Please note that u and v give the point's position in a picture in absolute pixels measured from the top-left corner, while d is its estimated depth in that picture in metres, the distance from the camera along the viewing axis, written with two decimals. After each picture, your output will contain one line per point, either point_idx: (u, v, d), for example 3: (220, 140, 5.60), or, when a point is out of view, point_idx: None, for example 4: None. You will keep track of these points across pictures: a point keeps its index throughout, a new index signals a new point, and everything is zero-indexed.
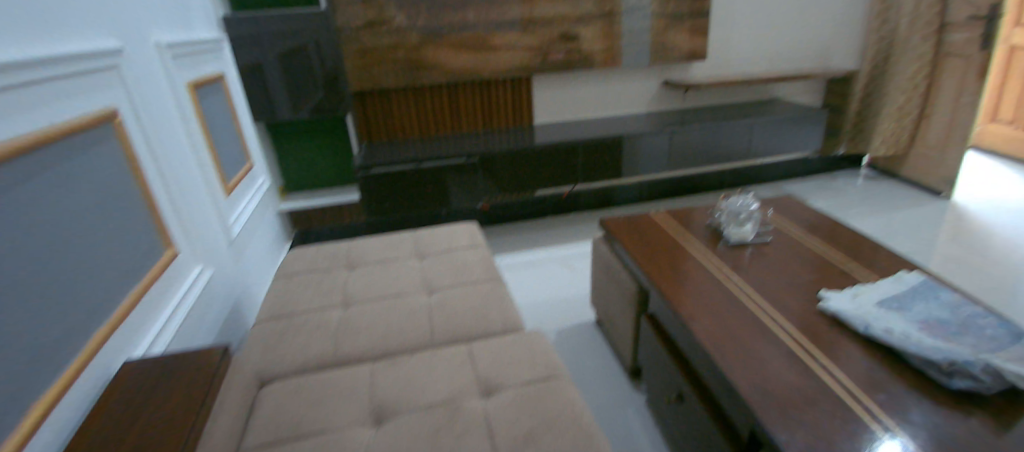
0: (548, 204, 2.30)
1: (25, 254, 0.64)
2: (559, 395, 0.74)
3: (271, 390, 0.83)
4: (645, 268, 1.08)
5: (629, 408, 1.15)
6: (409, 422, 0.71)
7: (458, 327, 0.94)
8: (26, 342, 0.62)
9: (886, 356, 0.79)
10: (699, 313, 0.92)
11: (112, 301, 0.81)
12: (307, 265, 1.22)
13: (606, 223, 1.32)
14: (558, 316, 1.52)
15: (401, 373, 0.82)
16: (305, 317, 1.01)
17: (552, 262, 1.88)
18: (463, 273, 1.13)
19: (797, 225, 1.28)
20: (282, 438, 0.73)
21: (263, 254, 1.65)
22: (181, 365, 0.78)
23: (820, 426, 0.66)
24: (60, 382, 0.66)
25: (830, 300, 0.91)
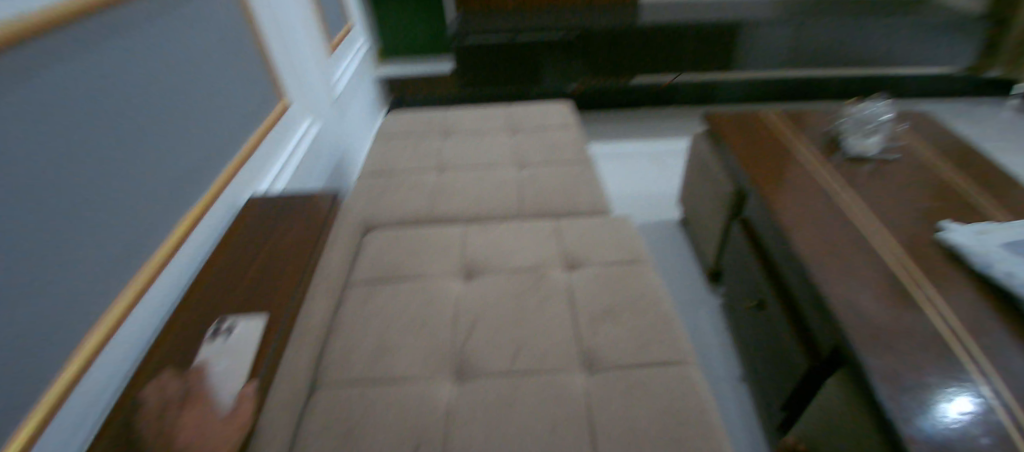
0: (644, 94, 2.14)
1: (157, 84, 0.69)
2: (640, 277, 0.81)
3: (374, 237, 0.94)
4: (747, 170, 0.99)
5: (702, 309, 1.17)
6: (498, 279, 0.81)
7: (545, 202, 1.03)
8: (170, 163, 0.71)
9: (1003, 304, 0.65)
10: (800, 222, 0.84)
11: (238, 140, 0.89)
12: (405, 129, 1.34)
13: (709, 118, 1.22)
14: (642, 209, 1.55)
15: (491, 236, 0.92)
16: (403, 178, 1.13)
17: (642, 156, 1.83)
18: (554, 152, 1.19)
19: (941, 143, 1.04)
20: (382, 279, 0.84)
21: (363, 118, 1.74)
22: (295, 205, 0.87)
23: (913, 356, 0.60)
24: (202, 201, 0.77)
25: (950, 232, 0.76)
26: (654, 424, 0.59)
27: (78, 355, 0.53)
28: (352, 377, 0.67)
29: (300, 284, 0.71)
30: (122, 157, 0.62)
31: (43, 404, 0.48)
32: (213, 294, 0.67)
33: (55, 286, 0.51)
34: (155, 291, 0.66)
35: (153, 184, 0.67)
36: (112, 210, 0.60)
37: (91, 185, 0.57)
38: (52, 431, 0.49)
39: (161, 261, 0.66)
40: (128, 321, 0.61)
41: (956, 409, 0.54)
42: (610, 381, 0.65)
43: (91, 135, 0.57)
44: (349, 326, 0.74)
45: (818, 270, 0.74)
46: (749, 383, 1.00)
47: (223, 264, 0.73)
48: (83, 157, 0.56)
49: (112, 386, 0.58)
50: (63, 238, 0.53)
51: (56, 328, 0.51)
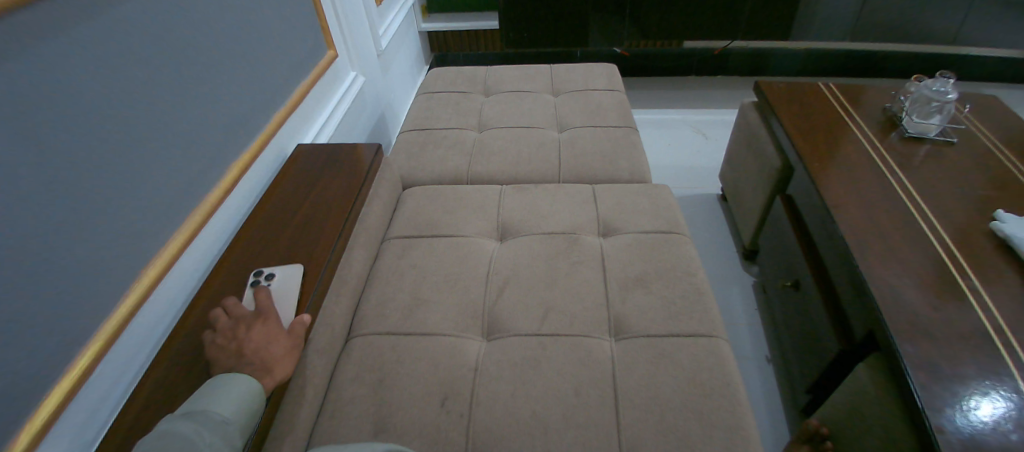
0: (695, 60, 2.04)
1: (210, 31, 0.70)
2: (676, 248, 0.81)
3: (413, 192, 0.99)
4: (797, 145, 0.95)
5: (736, 286, 1.16)
6: (533, 240, 0.84)
7: (584, 166, 1.03)
8: (222, 109, 0.74)
9: None
10: (848, 202, 0.81)
11: (288, 88, 0.91)
12: (448, 85, 1.34)
13: (762, 87, 1.16)
14: (684, 181, 1.52)
15: (527, 198, 0.93)
16: (444, 134, 1.14)
17: (686, 125, 1.77)
18: (596, 116, 1.17)
19: (1015, 128, 0.95)
20: (418, 234, 0.87)
21: (406, 73, 1.74)
22: (338, 157, 0.89)
23: (950, 347, 0.58)
24: (253, 146, 0.80)
25: (1007, 223, 0.70)
26: (673, 394, 0.61)
27: (140, 282, 0.59)
28: (387, 327, 0.71)
29: (343, 232, 0.74)
30: (177, 102, 0.65)
31: (110, 323, 0.54)
32: (264, 235, 0.72)
33: (118, 220, 0.56)
34: (209, 229, 0.71)
35: (207, 129, 0.70)
36: (170, 152, 0.64)
37: (151, 128, 0.60)
38: (119, 345, 0.56)
39: (214, 202, 0.71)
40: (185, 255, 0.66)
41: (987, 404, 0.53)
42: (634, 347, 0.67)
43: (149, 80, 0.60)
44: (385, 278, 0.79)
45: (861, 254, 0.71)
46: (776, 362, 0.99)
47: (273, 207, 0.77)
48: (143, 100, 0.59)
49: (171, 312, 0.64)
50: (125, 177, 0.57)
51: (119, 257, 0.57)
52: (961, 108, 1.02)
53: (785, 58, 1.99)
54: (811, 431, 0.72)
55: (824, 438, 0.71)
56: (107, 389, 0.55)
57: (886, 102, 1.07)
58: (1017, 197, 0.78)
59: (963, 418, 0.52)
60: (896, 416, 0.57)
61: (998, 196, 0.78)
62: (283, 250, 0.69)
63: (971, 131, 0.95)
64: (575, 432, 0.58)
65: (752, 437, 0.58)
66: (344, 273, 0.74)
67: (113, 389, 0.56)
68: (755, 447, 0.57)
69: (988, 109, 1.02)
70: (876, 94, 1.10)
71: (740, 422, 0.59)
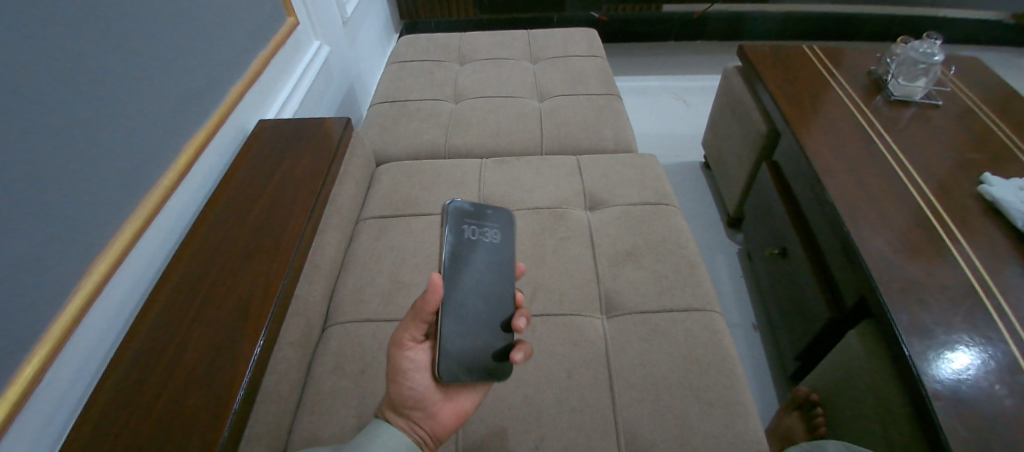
0: (675, 25, 1.98)
1: None
2: (665, 220, 0.78)
3: (388, 169, 0.93)
4: (784, 109, 0.93)
5: (720, 255, 1.16)
6: (517, 216, 0.80)
7: (568, 136, 0.99)
8: (172, 80, 0.65)
9: None
10: (838, 167, 0.79)
11: (246, 58, 0.82)
12: (420, 54, 1.26)
13: (745, 51, 1.13)
14: (665, 150, 1.49)
15: (508, 172, 0.88)
16: (418, 105, 1.07)
17: (666, 92, 1.74)
18: (578, 84, 1.12)
19: (995, 89, 0.95)
20: (395, 214, 0.82)
21: (375, 42, 1.64)
22: (305, 132, 0.83)
23: (944, 311, 0.58)
24: (211, 122, 0.73)
25: (993, 185, 0.70)
26: (669, 371, 0.60)
27: (88, 279, 0.52)
28: (367, 314, 0.67)
29: (313, 214, 0.69)
30: (117, 73, 0.57)
31: (58, 325, 0.49)
32: (228, 219, 0.66)
33: (57, 210, 0.49)
34: (166, 214, 0.64)
35: (156, 104, 0.63)
36: (114, 131, 0.56)
37: (87, 104, 0.53)
38: (72, 347, 0.50)
39: (169, 186, 0.64)
40: (139, 244, 0.60)
41: (977, 365, 0.52)
42: (627, 324, 0.65)
43: (80, 47, 0.52)
44: (362, 261, 0.74)
45: (853, 220, 0.70)
46: (761, 330, 1.00)
47: (236, 188, 0.71)
48: (74, 72, 0.51)
49: (130, 306, 0.58)
50: (61, 161, 0.50)
51: (61, 252, 0.50)
52: (947, 70, 1.01)
53: (765, 22, 1.96)
54: (802, 398, 0.75)
55: (814, 405, 0.74)
56: (60, 396, 0.49)
57: (871, 64, 1.05)
58: (1001, 158, 0.78)
59: (950, 379, 0.52)
60: (887, 385, 0.58)
61: (982, 158, 0.78)
62: (249, 235, 0.64)
63: (956, 93, 0.94)
64: (570, 416, 0.56)
65: (749, 411, 0.57)
66: (316, 259, 0.69)
67: (68, 395, 0.50)
68: (754, 421, 0.56)
69: (968, 70, 1.01)
70: (861, 56, 1.08)
71: (737, 398, 0.58)
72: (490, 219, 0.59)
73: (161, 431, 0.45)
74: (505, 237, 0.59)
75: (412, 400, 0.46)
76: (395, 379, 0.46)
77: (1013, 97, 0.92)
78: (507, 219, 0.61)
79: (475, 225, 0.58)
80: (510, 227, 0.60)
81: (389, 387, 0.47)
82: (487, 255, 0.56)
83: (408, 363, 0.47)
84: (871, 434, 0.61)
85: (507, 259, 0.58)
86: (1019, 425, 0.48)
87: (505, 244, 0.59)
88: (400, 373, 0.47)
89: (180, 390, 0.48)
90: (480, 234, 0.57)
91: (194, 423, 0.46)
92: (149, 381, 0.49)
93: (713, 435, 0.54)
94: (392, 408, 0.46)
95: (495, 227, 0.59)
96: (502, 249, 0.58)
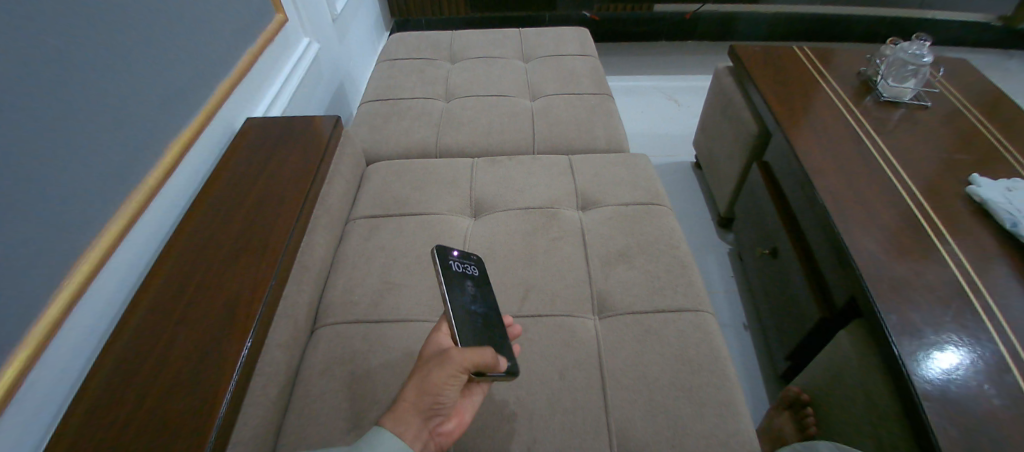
0: (666, 25, 1.99)
1: None
2: (658, 220, 0.78)
3: (378, 168, 0.92)
4: (775, 109, 0.93)
5: (711, 255, 1.16)
6: (508, 216, 0.79)
7: (560, 135, 0.98)
8: (158, 77, 0.64)
9: None
10: (828, 167, 0.79)
11: (233, 55, 0.81)
12: (411, 52, 1.25)
13: (736, 51, 1.13)
14: (657, 149, 1.50)
15: (500, 172, 0.88)
16: (409, 104, 1.06)
17: (658, 92, 1.74)
18: (570, 83, 1.12)
19: (981, 91, 0.96)
20: (386, 214, 0.81)
21: (366, 40, 1.62)
22: (294, 131, 0.81)
23: (933, 310, 0.58)
24: (197, 119, 0.71)
25: (981, 186, 0.71)
26: (662, 372, 0.59)
27: (71, 279, 0.51)
28: (356, 315, 0.66)
29: (302, 213, 0.68)
30: (102, 69, 0.55)
31: (40, 327, 0.47)
32: (215, 219, 0.64)
33: (38, 210, 0.48)
34: (150, 214, 0.63)
35: (141, 101, 0.61)
36: (98, 129, 0.55)
37: (71, 101, 0.51)
38: (54, 350, 0.49)
39: (154, 185, 0.62)
40: (123, 245, 0.58)
41: (966, 365, 0.53)
42: (619, 325, 0.65)
43: (64, 43, 0.50)
44: (351, 262, 0.73)
45: (844, 221, 0.70)
46: (751, 330, 1.01)
47: (223, 187, 0.69)
48: (56, 68, 0.50)
49: (113, 309, 0.56)
50: (42, 160, 0.48)
51: (43, 253, 0.49)
52: (936, 72, 1.02)
53: (755, 22, 1.97)
54: (792, 397, 0.75)
55: (804, 404, 0.74)
56: (42, 401, 0.48)
57: (860, 65, 1.06)
58: (987, 159, 0.79)
59: (939, 378, 0.52)
60: (877, 384, 0.58)
61: (968, 159, 0.79)
62: (237, 234, 0.62)
63: (944, 95, 0.95)
64: (562, 418, 0.55)
65: (741, 412, 0.57)
66: (305, 260, 0.67)
67: (49, 400, 0.48)
68: (746, 422, 0.56)
69: (954, 72, 1.03)
70: (851, 57, 1.09)
71: (731, 398, 0.58)
72: (470, 259, 0.63)
73: (146, 436, 0.44)
74: (483, 275, 0.63)
75: (446, 391, 0.45)
76: (441, 364, 0.45)
77: (999, 99, 0.93)
78: (482, 262, 0.65)
79: (460, 262, 0.61)
80: (484, 268, 0.64)
81: (427, 372, 0.45)
82: (472, 285, 0.60)
83: (454, 356, 0.47)
84: (861, 433, 0.61)
85: (490, 293, 0.61)
86: (1007, 423, 0.49)
87: (484, 280, 0.62)
88: (446, 359, 0.46)
89: (166, 394, 0.47)
90: (464, 270, 0.61)
91: (180, 428, 0.45)
92: (134, 385, 0.47)
93: (705, 436, 0.54)
94: (420, 395, 0.44)
95: (474, 265, 0.63)
96: (482, 284, 0.61)
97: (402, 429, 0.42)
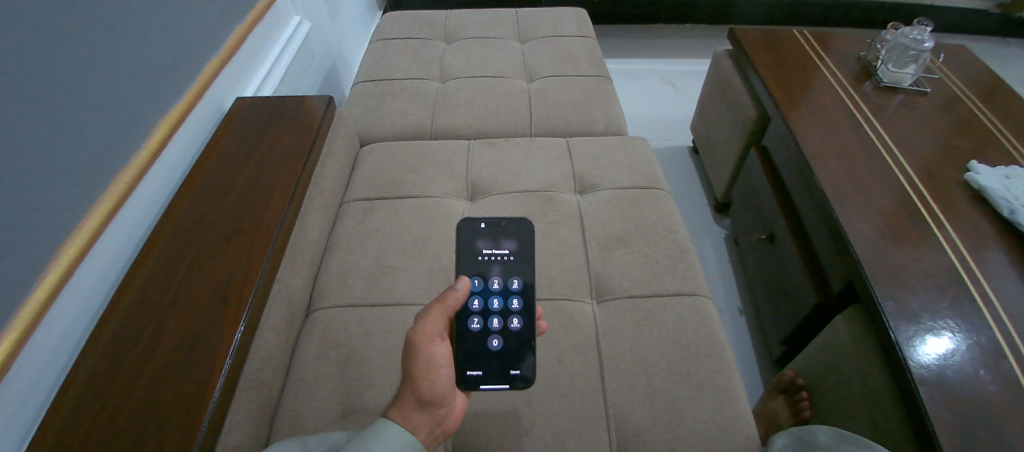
0: (664, 8, 1.91)
1: None
2: (656, 204, 0.78)
3: (372, 149, 0.90)
4: (774, 93, 0.92)
5: (707, 240, 1.16)
6: (505, 199, 0.78)
7: (557, 118, 0.97)
8: (144, 54, 0.61)
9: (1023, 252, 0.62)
10: (828, 152, 0.79)
11: (223, 32, 0.78)
12: (405, 31, 1.21)
13: (736, 33, 1.12)
14: (653, 133, 1.48)
15: (497, 154, 0.86)
16: (403, 84, 1.04)
17: (656, 76, 1.72)
18: (567, 65, 1.10)
19: (980, 78, 0.96)
20: (379, 196, 0.80)
21: (357, 20, 1.57)
22: (285, 109, 0.79)
23: (929, 296, 0.58)
24: (186, 98, 0.69)
25: (979, 173, 0.71)
26: (659, 356, 0.59)
27: (57, 264, 0.49)
28: (352, 298, 0.66)
29: (294, 196, 0.66)
30: (85, 45, 0.52)
31: (25, 313, 0.45)
32: (205, 201, 0.62)
33: (26, 190, 0.46)
34: (138, 195, 0.61)
35: (127, 79, 0.59)
36: (81, 111, 0.52)
37: (51, 83, 0.49)
38: (38, 336, 0.47)
39: (143, 165, 0.60)
40: (109, 228, 0.56)
41: (961, 351, 0.53)
42: (617, 309, 0.64)
43: (49, 17, 0.48)
44: (346, 245, 0.72)
45: (842, 206, 0.70)
46: (746, 314, 1.02)
47: (213, 167, 0.67)
48: (39, 46, 0.47)
49: (100, 293, 0.55)
50: (22, 143, 0.46)
51: (33, 233, 0.47)
52: (935, 58, 1.01)
53: (756, 6, 1.90)
54: (787, 382, 0.76)
55: (798, 389, 0.75)
56: (34, 382, 0.47)
57: (860, 49, 1.05)
58: (985, 146, 0.78)
59: (933, 364, 0.53)
60: (874, 370, 0.59)
61: (966, 145, 0.79)
62: (228, 217, 0.61)
63: (943, 81, 0.95)
64: (559, 402, 0.55)
65: (738, 395, 0.58)
66: (299, 243, 0.66)
67: (38, 385, 0.47)
68: (743, 406, 0.57)
69: (953, 57, 1.02)
70: (850, 41, 1.08)
71: (728, 382, 0.58)
72: (507, 231, 0.61)
73: (136, 420, 0.43)
74: (522, 247, 0.60)
75: (442, 394, 0.44)
76: (427, 375, 0.44)
77: (999, 86, 0.93)
78: (525, 228, 0.61)
79: (490, 238, 0.60)
80: (527, 235, 0.60)
81: (417, 383, 0.44)
82: (500, 267, 0.58)
83: (440, 358, 0.45)
84: (857, 418, 0.62)
85: (526, 270, 0.58)
86: (1000, 407, 0.49)
87: (521, 254, 0.59)
88: (432, 368, 0.44)
89: (157, 379, 0.46)
90: (494, 251, 0.59)
91: (171, 417, 0.44)
92: (128, 364, 0.46)
93: (702, 421, 0.55)
94: (418, 400, 0.43)
95: (511, 237, 0.60)
96: (517, 260, 0.59)
97: (414, 426, 0.42)
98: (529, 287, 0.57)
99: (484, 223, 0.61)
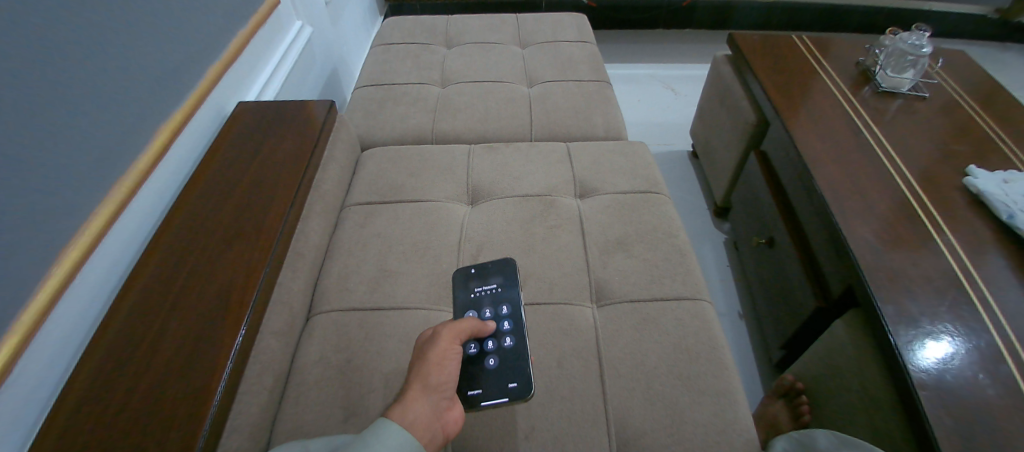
0: (664, 12, 1.91)
1: None
2: (656, 208, 0.78)
3: (373, 154, 0.90)
4: (773, 98, 0.93)
5: (707, 244, 1.16)
6: (506, 204, 0.78)
7: (558, 122, 0.97)
8: (147, 58, 0.62)
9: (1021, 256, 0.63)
10: (827, 156, 0.79)
11: (225, 36, 0.79)
12: (406, 36, 1.22)
13: (734, 39, 1.12)
14: (653, 138, 1.49)
15: (497, 159, 0.87)
16: (404, 89, 1.05)
17: (656, 81, 1.73)
18: (568, 70, 1.10)
19: (978, 83, 0.96)
20: (380, 201, 0.80)
21: (359, 24, 1.58)
22: (287, 114, 0.80)
23: (928, 301, 0.59)
24: (189, 102, 0.69)
25: (978, 178, 0.71)
26: (659, 360, 0.59)
27: (58, 266, 0.49)
28: (352, 303, 0.66)
29: (295, 201, 0.67)
30: (87, 53, 0.53)
31: (27, 315, 0.46)
32: (206, 205, 0.62)
33: (29, 193, 0.47)
34: (139, 199, 0.61)
35: (129, 83, 0.59)
36: (83, 118, 0.53)
37: (53, 90, 0.49)
38: (40, 339, 0.48)
39: (144, 169, 0.60)
40: (110, 231, 0.56)
41: (961, 355, 0.53)
42: (617, 313, 0.65)
43: (52, 23, 0.49)
44: (347, 249, 0.72)
45: (841, 210, 0.70)
46: (746, 318, 1.02)
47: (214, 171, 0.68)
48: (42, 52, 0.48)
49: (102, 297, 0.55)
50: (23, 148, 0.46)
51: (36, 236, 0.48)
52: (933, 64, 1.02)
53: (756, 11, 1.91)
54: (787, 386, 0.76)
55: (798, 393, 0.75)
56: (35, 385, 0.47)
57: (859, 55, 1.05)
58: (983, 151, 0.79)
59: (933, 368, 0.53)
60: (875, 375, 0.59)
61: (965, 150, 0.79)
62: (229, 221, 0.61)
63: (942, 86, 0.95)
64: (559, 406, 0.55)
65: (739, 399, 0.58)
66: (300, 246, 0.67)
67: (38, 388, 0.47)
68: (744, 410, 0.57)
69: (952, 62, 1.03)
70: (849, 46, 1.09)
71: (728, 386, 0.58)
72: (493, 269, 0.63)
73: (137, 423, 0.43)
74: (507, 280, 0.62)
75: (445, 386, 0.46)
76: (439, 363, 0.47)
77: (997, 91, 0.93)
78: (508, 265, 0.63)
79: (480, 279, 0.62)
80: (511, 270, 0.63)
81: (427, 367, 0.46)
82: (491, 301, 0.60)
83: (452, 354, 0.48)
84: (856, 422, 0.62)
85: (514, 301, 0.60)
86: (1000, 411, 0.49)
87: (508, 286, 0.61)
88: (444, 359, 0.47)
89: (158, 382, 0.46)
90: (483, 287, 0.61)
91: (173, 420, 0.44)
92: (128, 368, 0.47)
93: (703, 425, 0.55)
94: (423, 386, 0.45)
95: (497, 274, 0.62)
96: (506, 292, 0.61)
97: (411, 413, 0.42)
98: (517, 311, 0.59)
99: (472, 267, 0.63)
